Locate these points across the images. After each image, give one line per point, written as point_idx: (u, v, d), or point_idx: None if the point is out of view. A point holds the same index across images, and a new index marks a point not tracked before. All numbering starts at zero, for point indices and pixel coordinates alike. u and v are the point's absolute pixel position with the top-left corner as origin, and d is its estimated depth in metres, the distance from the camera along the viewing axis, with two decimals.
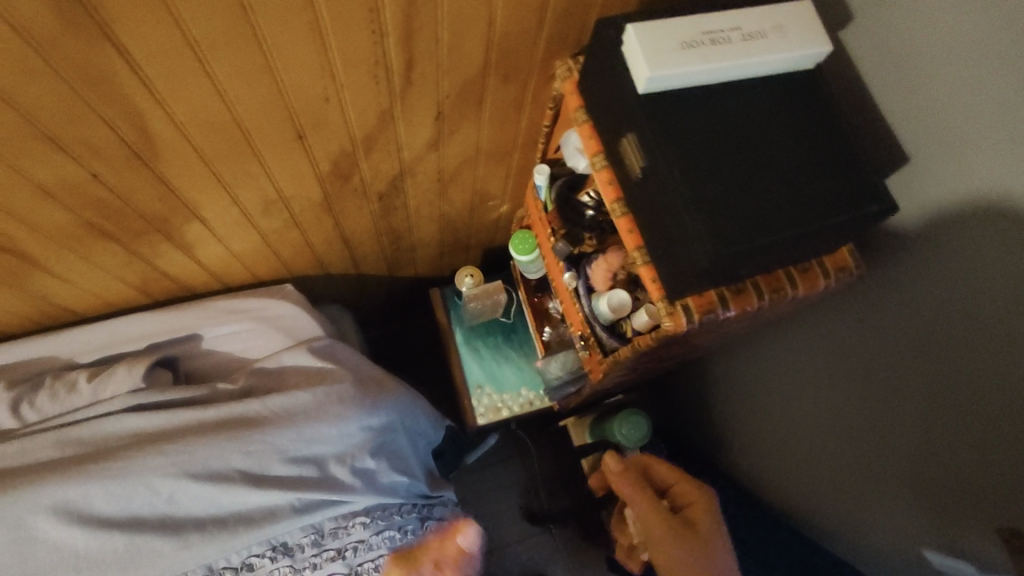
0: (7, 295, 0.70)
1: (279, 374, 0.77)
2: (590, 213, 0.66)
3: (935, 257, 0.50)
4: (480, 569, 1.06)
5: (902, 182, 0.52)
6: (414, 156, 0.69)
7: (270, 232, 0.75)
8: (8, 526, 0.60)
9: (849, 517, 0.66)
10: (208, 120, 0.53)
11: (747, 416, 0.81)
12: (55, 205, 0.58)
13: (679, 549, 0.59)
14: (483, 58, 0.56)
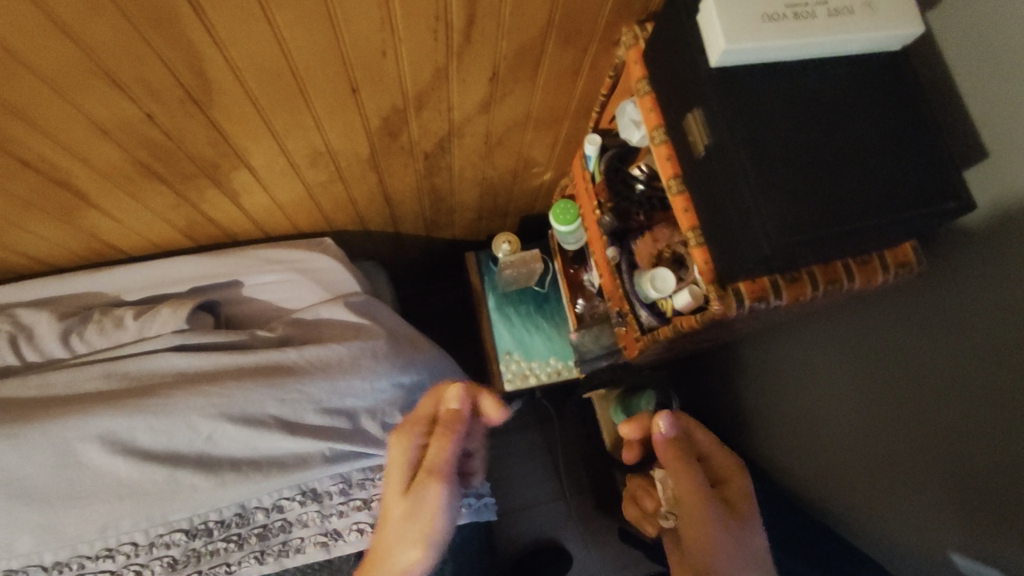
0: (59, 229, 0.71)
1: (316, 325, 0.78)
2: (640, 187, 0.66)
3: (1000, 260, 0.48)
4: (494, 528, 1.09)
5: (974, 178, 0.50)
6: (464, 117, 0.67)
7: (314, 185, 0.75)
8: (56, 450, 0.63)
9: (873, 514, 0.66)
10: (265, 67, 0.53)
11: (777, 406, 0.80)
12: (111, 145, 0.59)
13: (711, 527, 0.53)
14: (546, 20, 0.54)
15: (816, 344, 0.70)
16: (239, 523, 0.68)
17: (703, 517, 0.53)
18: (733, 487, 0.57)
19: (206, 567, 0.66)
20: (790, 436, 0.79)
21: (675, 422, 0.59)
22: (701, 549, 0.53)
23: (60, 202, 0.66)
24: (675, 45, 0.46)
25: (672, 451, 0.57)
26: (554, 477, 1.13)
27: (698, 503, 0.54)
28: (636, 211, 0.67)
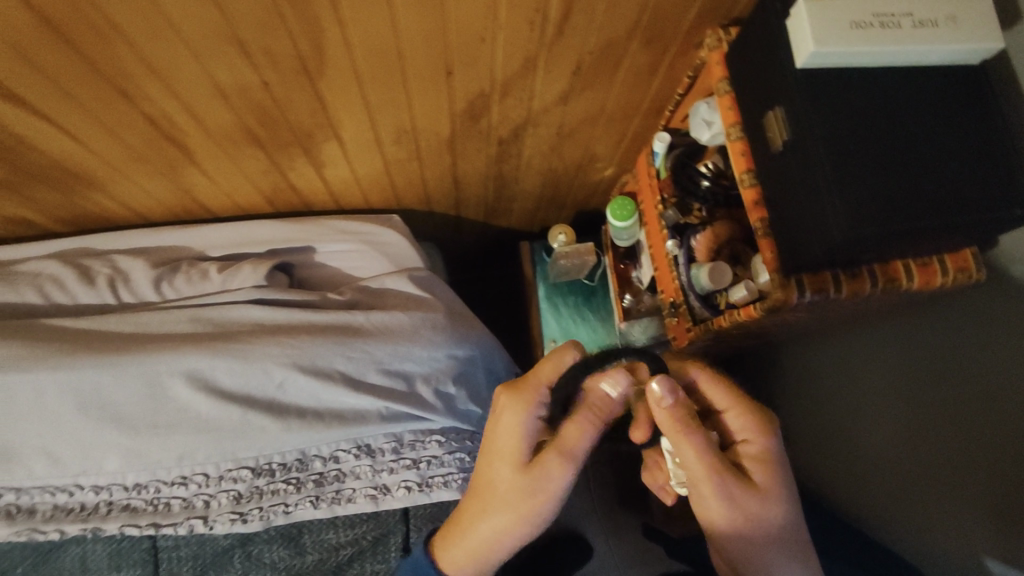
0: (161, 184, 0.78)
1: (381, 294, 0.83)
2: (707, 183, 0.67)
3: None
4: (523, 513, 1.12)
5: None
6: (542, 107, 0.72)
7: (393, 162, 0.80)
8: (148, 381, 0.68)
9: (907, 519, 0.68)
10: (376, 45, 0.58)
11: (819, 409, 0.83)
12: (225, 108, 0.64)
13: (728, 503, 0.51)
14: (635, 19, 0.58)
15: (864, 349, 0.73)
16: (299, 468, 0.73)
17: (717, 490, 0.51)
18: (748, 455, 0.54)
19: (267, 504, 0.71)
20: (830, 440, 0.81)
21: (672, 385, 0.51)
22: (710, 519, 0.53)
23: (168, 159, 0.72)
24: (761, 47, 0.49)
25: (680, 422, 0.51)
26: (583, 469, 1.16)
27: (709, 478, 0.51)
28: (699, 208, 0.70)
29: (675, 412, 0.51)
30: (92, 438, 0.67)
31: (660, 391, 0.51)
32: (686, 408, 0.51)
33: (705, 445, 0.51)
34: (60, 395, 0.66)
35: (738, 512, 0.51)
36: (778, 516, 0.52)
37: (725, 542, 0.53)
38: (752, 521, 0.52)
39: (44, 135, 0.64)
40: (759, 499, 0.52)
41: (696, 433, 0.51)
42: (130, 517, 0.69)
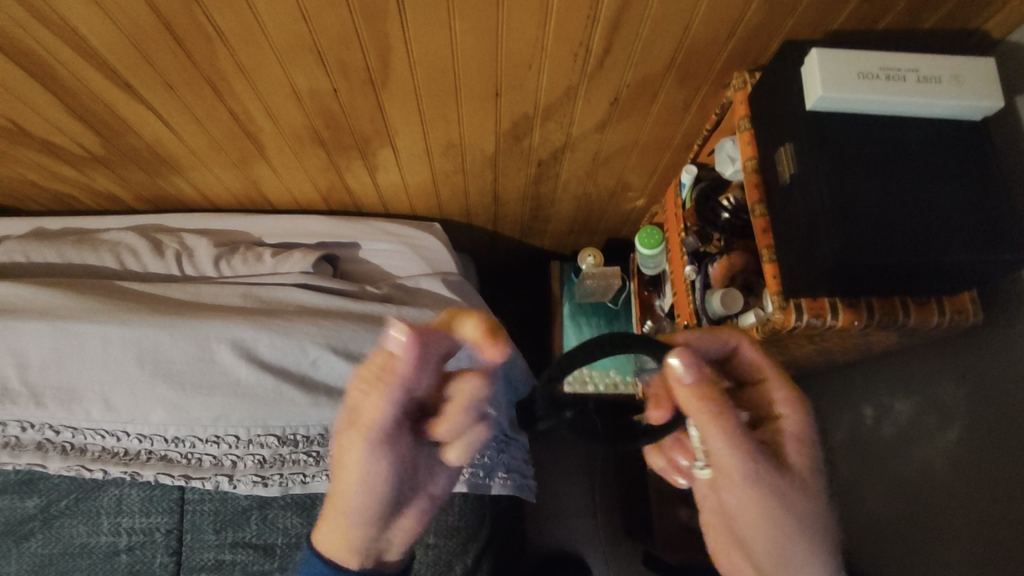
0: (233, 174, 0.87)
1: (414, 292, 0.89)
2: (726, 215, 0.73)
3: None
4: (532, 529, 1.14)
5: None
6: (581, 133, 0.78)
7: (439, 172, 0.87)
8: (199, 343, 0.75)
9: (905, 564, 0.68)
10: (435, 63, 0.65)
11: (838, 448, 0.83)
12: (296, 109, 0.72)
13: (762, 493, 0.44)
14: (670, 57, 0.64)
15: (887, 388, 0.74)
16: (320, 442, 0.77)
17: (753, 477, 0.44)
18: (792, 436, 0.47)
19: (287, 471, 0.78)
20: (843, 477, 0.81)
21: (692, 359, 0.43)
22: (735, 505, 0.46)
23: (241, 150, 0.81)
24: (779, 89, 0.54)
25: (704, 402, 0.43)
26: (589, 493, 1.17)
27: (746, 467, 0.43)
28: (718, 237, 0.74)
29: (700, 390, 0.43)
30: (143, 389, 0.74)
31: (676, 368, 0.43)
32: (710, 387, 0.43)
33: (734, 426, 0.43)
34: (122, 348, 0.74)
35: (773, 504, 0.44)
36: (821, 508, 0.46)
37: (756, 540, 0.46)
38: (790, 513, 0.44)
39: (141, 118, 0.74)
40: (797, 487, 0.45)
41: (729, 415, 0.43)
42: (165, 466, 0.76)
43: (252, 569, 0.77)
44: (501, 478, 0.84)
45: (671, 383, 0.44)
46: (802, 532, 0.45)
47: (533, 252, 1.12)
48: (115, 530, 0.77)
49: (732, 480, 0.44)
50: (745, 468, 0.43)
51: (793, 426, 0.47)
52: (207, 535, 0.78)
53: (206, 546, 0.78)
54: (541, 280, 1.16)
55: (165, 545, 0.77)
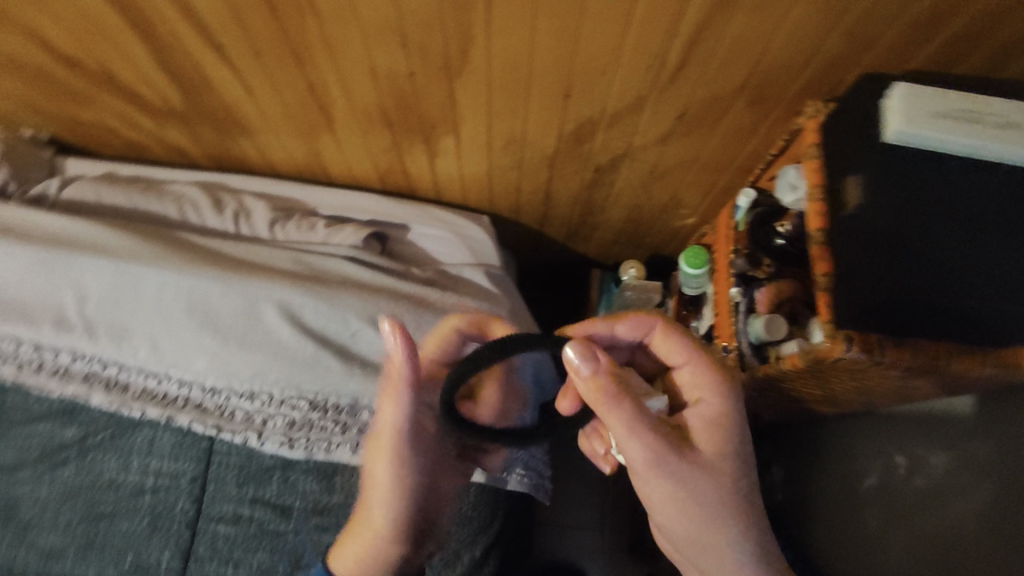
0: (299, 143, 0.90)
1: (457, 280, 0.90)
2: (780, 241, 0.72)
3: None
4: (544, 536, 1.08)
5: None
6: (642, 143, 0.78)
7: (497, 167, 0.89)
8: (248, 301, 0.77)
9: None
10: (513, 59, 0.66)
11: (877, 497, 0.82)
12: (372, 89, 0.75)
13: (666, 472, 0.61)
14: (745, 79, 0.64)
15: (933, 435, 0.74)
16: (349, 413, 0.79)
17: (658, 455, 0.61)
18: (693, 419, 0.64)
19: (313, 436, 0.78)
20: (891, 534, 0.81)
21: (591, 357, 0.61)
22: (655, 485, 0.62)
23: (311, 122, 0.84)
24: (854, 121, 0.54)
25: (604, 391, 0.60)
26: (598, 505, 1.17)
27: (645, 444, 0.60)
28: (768, 263, 0.73)
29: (596, 381, 0.60)
30: (191, 337, 0.77)
31: (575, 361, 0.61)
32: (610, 380, 0.61)
33: (632, 414, 0.60)
34: (176, 295, 0.77)
35: (677, 479, 0.61)
36: (717, 481, 0.62)
37: (669, 504, 0.63)
38: (691, 485, 0.61)
39: (224, 80, 0.77)
40: (699, 462, 0.62)
41: (624, 402, 0.60)
42: (199, 415, 0.78)
43: (268, 527, 0.78)
44: (518, 475, 0.85)
45: (577, 377, 0.61)
46: (708, 499, 0.61)
47: (575, 258, 1.13)
48: (144, 470, 0.80)
49: (636, 458, 0.61)
50: (643, 448, 0.61)
51: (702, 412, 0.64)
52: (229, 488, 0.80)
53: (226, 498, 0.79)
54: (578, 287, 1.17)
55: (188, 492, 0.79)
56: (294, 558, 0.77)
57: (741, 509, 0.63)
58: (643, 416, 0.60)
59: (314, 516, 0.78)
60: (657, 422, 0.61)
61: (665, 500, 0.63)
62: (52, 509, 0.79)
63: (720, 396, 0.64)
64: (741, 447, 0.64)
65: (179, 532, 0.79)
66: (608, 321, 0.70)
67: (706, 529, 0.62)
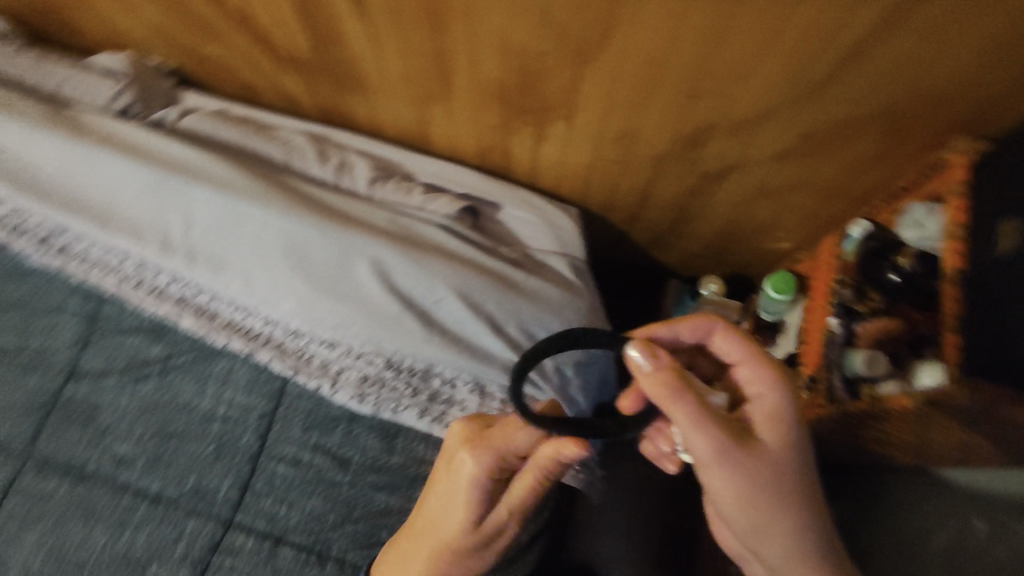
0: (410, 107, 0.91)
1: (541, 266, 0.90)
2: (894, 279, 0.69)
3: None
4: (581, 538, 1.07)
5: None
6: (759, 157, 0.77)
7: (600, 160, 0.88)
8: (344, 252, 0.79)
9: None
10: (650, 55, 0.65)
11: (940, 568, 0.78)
12: (499, 64, 0.75)
13: (732, 468, 0.58)
14: (890, 105, 0.62)
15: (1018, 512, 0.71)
16: (421, 377, 0.80)
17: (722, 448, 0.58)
18: (756, 414, 0.61)
19: (384, 394, 0.80)
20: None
21: (648, 355, 0.60)
22: (720, 480, 0.59)
23: (428, 88, 0.85)
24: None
25: (665, 384, 0.57)
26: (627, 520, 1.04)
27: (710, 439, 0.57)
28: (876, 297, 0.71)
29: (659, 375, 0.58)
30: (283, 279, 0.79)
31: (638, 358, 0.60)
32: (670, 372, 0.58)
33: (695, 409, 0.57)
34: (277, 236, 0.79)
35: (743, 475, 0.58)
36: (783, 475, 0.59)
37: (732, 499, 0.60)
38: (754, 480, 0.58)
39: (356, 34, 0.78)
40: (765, 459, 0.59)
41: (687, 396, 0.57)
42: (278, 354, 0.80)
43: (325, 475, 0.80)
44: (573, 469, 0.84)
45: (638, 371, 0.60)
46: (771, 495, 0.59)
47: (653, 264, 1.11)
48: (217, 398, 0.82)
49: (699, 450, 0.58)
50: (711, 442, 0.57)
51: (765, 409, 0.61)
52: (293, 431, 0.81)
53: (290, 440, 0.81)
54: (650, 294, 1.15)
55: (255, 427, 0.81)
56: (346, 509, 0.79)
57: (803, 508, 0.60)
58: (708, 411, 0.57)
59: (371, 473, 0.80)
60: (721, 419, 0.58)
61: (727, 496, 0.60)
62: (128, 419, 0.82)
63: (783, 391, 0.60)
64: (806, 446, 0.61)
65: (241, 464, 0.81)
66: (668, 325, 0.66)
67: (767, 527, 0.60)
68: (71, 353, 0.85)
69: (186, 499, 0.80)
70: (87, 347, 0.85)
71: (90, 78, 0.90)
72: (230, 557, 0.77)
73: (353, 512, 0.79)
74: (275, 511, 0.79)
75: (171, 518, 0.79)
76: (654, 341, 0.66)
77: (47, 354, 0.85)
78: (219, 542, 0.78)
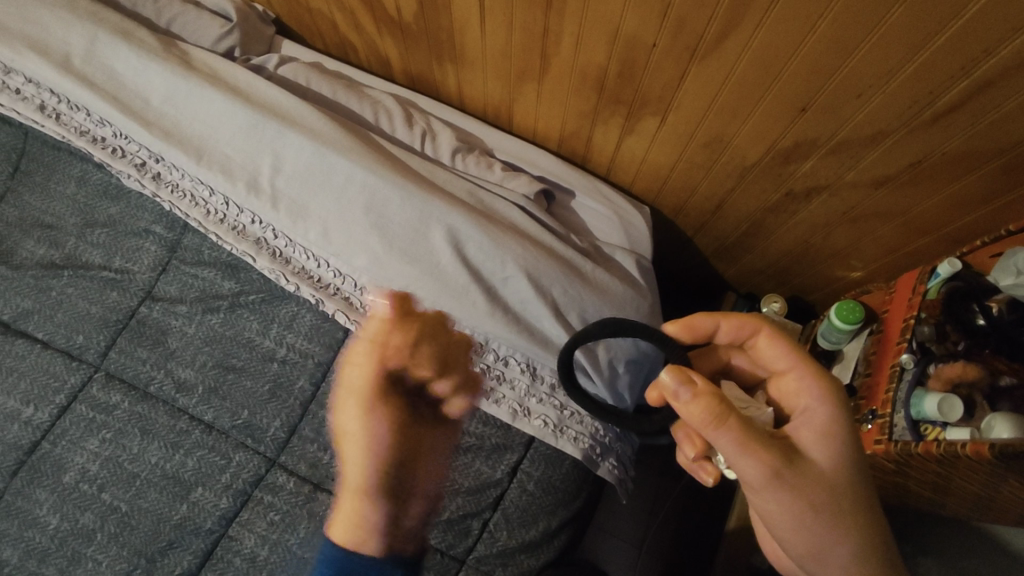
0: (502, 83, 0.91)
1: (607, 259, 0.90)
2: (979, 321, 0.68)
3: None
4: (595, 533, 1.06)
5: None
6: (853, 180, 0.75)
7: (685, 161, 0.87)
8: (422, 215, 0.80)
9: None
10: (767, 60, 0.64)
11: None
12: (605, 51, 0.75)
13: (786, 494, 0.55)
14: (1013, 143, 0.60)
15: None
16: (477, 350, 0.81)
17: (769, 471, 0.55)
18: (806, 430, 0.59)
19: None
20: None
21: (681, 379, 0.55)
22: (770, 504, 0.57)
23: (524, 66, 0.85)
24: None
25: (707, 413, 0.54)
26: (636, 523, 1.05)
27: (761, 466, 0.55)
28: (956, 340, 0.69)
29: (699, 403, 0.54)
30: (359, 235, 0.81)
31: (672, 387, 0.55)
32: (711, 398, 0.54)
33: (740, 437, 0.54)
34: (360, 191, 0.81)
35: (799, 500, 0.56)
36: (840, 496, 0.57)
37: (787, 525, 0.57)
38: (809, 501, 0.56)
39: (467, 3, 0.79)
40: (820, 482, 0.56)
41: (730, 423, 0.54)
42: (345, 307, 0.82)
43: None
44: (610, 465, 0.84)
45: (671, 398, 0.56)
46: (827, 519, 0.56)
47: (713, 273, 1.10)
48: (279, 340, 0.84)
49: (747, 475, 0.55)
50: (759, 469, 0.55)
51: (812, 426, 0.59)
52: None
53: None
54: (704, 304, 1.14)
55: (310, 374, 0.84)
56: None
57: (864, 534, 0.58)
58: (752, 433, 0.55)
59: None
60: (768, 440, 0.56)
61: (780, 521, 0.57)
62: (193, 347, 0.86)
63: (832, 406, 0.59)
64: (862, 466, 0.58)
65: (292, 407, 0.83)
66: (708, 322, 0.64)
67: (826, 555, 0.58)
68: (149, 276, 0.89)
69: (236, 432, 0.83)
70: (163, 273, 0.89)
71: (201, 15, 0.93)
72: (271, 494, 0.80)
73: None
74: (318, 457, 0.82)
75: (221, 448, 0.82)
76: (699, 332, 0.64)
77: (126, 274, 0.89)
78: (263, 477, 0.81)
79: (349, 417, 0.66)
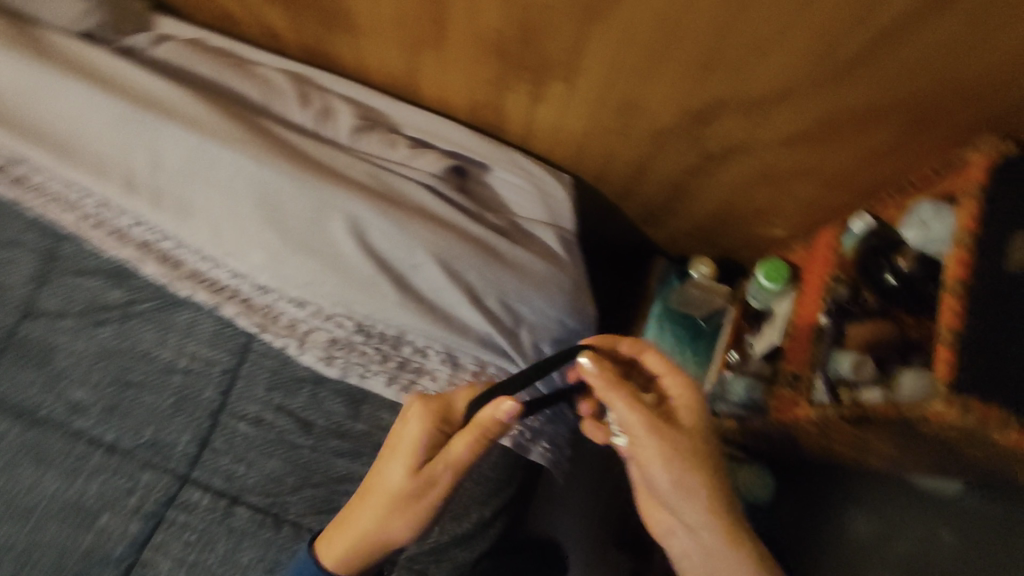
0: (401, 53, 0.84)
1: (527, 236, 0.86)
2: (891, 280, 0.66)
3: None
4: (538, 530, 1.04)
5: None
6: (767, 139, 0.72)
7: (599, 127, 0.83)
8: (320, 205, 0.74)
9: None
10: (667, 18, 0.59)
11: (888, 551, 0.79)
12: (501, 15, 0.69)
13: (656, 455, 0.63)
14: (920, 92, 0.57)
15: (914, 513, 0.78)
16: (392, 344, 0.78)
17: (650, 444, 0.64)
18: (684, 406, 0.66)
19: (352, 359, 0.77)
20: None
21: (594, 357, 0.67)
22: (659, 483, 0.63)
23: (420, 34, 0.79)
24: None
25: (608, 383, 0.64)
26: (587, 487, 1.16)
27: (641, 427, 0.63)
28: (870, 298, 0.68)
29: (601, 375, 0.64)
30: (253, 230, 0.74)
31: (584, 365, 0.65)
32: (610, 375, 0.64)
33: (631, 403, 0.64)
34: (249, 183, 0.74)
35: (672, 460, 0.62)
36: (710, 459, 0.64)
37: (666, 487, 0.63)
38: (682, 464, 0.62)
39: None
40: (688, 446, 0.63)
41: (622, 390, 0.64)
42: (245, 310, 0.76)
43: (287, 437, 0.78)
44: (542, 447, 0.82)
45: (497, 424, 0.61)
46: (707, 506, 0.62)
47: (642, 239, 1.08)
48: (178, 349, 0.79)
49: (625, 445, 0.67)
50: (650, 447, 0.63)
51: (696, 416, 0.65)
52: (257, 388, 0.78)
53: (253, 399, 0.78)
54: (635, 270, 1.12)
55: (217, 383, 0.78)
56: (306, 473, 0.77)
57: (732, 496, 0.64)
58: (648, 410, 0.64)
59: (333, 438, 0.78)
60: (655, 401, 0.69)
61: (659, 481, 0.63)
62: (86, 363, 0.79)
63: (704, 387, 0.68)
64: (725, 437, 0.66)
65: (201, 419, 0.78)
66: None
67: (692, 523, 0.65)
68: (28, 290, 0.81)
69: (141, 451, 0.77)
70: (45, 286, 0.81)
71: None
72: (185, 513, 0.75)
73: (312, 477, 0.77)
74: (232, 469, 0.77)
75: (126, 469, 0.76)
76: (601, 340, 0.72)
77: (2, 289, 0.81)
78: (175, 496, 0.76)
79: (392, 471, 0.64)
